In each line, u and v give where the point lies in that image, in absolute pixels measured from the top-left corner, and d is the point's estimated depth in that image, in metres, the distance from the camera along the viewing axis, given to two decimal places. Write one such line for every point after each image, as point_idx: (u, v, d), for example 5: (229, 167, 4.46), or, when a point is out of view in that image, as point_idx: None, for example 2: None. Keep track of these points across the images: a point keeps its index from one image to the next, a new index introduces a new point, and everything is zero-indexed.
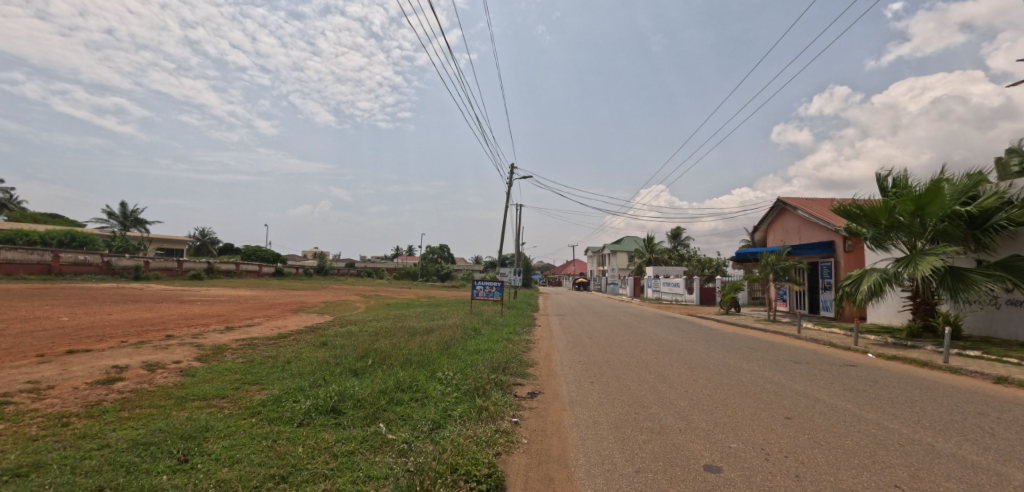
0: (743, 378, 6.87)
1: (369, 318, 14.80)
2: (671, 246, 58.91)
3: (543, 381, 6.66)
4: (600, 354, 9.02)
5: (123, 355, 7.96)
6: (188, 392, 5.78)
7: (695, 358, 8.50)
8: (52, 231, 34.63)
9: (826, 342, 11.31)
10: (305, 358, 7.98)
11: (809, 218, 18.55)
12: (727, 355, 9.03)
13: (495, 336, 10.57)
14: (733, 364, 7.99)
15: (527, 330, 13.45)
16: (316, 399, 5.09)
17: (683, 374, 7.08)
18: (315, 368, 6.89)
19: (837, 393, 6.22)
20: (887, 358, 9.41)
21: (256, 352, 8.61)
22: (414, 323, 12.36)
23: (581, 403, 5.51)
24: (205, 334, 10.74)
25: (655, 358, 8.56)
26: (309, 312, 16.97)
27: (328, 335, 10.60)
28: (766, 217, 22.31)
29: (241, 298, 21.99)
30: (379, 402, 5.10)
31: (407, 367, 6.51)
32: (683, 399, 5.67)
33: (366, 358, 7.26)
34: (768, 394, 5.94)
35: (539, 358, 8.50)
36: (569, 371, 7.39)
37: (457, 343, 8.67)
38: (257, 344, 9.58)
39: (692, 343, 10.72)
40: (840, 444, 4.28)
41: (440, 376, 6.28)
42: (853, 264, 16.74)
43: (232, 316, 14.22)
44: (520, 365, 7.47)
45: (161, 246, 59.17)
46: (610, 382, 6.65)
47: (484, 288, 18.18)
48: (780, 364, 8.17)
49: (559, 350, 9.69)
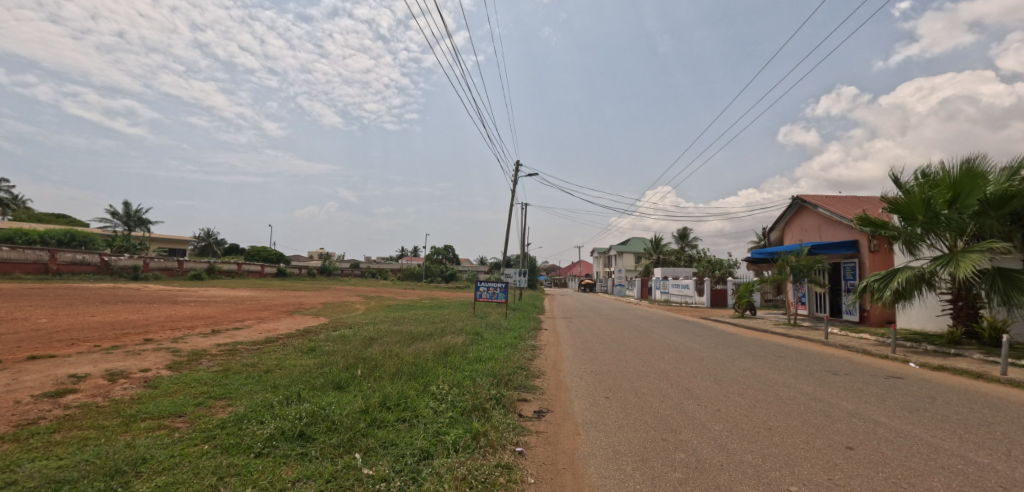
0: (780, 393, 6.00)
1: (367, 320, 14.04)
2: (680, 247, 57.68)
3: (552, 396, 5.85)
4: (614, 363, 8.17)
5: (87, 363, 7.23)
6: (141, 409, 5.02)
7: (719, 369, 7.62)
8: (51, 230, 34.29)
9: (860, 350, 10.33)
10: (286, 366, 7.19)
11: (831, 216, 17.56)
12: (754, 364, 8.15)
13: (499, 342, 9.74)
14: (764, 376, 7.10)
15: (533, 334, 12.60)
16: (282, 422, 4.29)
17: (710, 388, 6.24)
18: (295, 379, 6.13)
19: (894, 414, 5.33)
20: (933, 368, 8.45)
21: (233, 358, 7.85)
22: (412, 327, 11.55)
23: (597, 426, 4.68)
24: (188, 337, 10.02)
25: (675, 368, 7.68)
26: (305, 313, 16.29)
27: (318, 340, 9.82)
28: (783, 216, 21.26)
29: (237, 299, 21.35)
30: (357, 425, 4.27)
31: (397, 380, 5.71)
32: (717, 421, 4.82)
33: (352, 368, 6.46)
34: (816, 416, 5.05)
35: (546, 368, 7.65)
36: (580, 384, 6.59)
37: (454, 351, 7.84)
38: (240, 349, 8.83)
39: (712, 350, 9.81)
40: (927, 486, 3.40)
41: (434, 391, 5.46)
42: (880, 265, 15.72)
43: (223, 318, 13.55)
44: (525, 377, 6.64)
45: (164, 246, 58.96)
46: (629, 397, 5.82)
47: (488, 289, 17.34)
48: (817, 376, 7.27)
49: (567, 358, 8.84)
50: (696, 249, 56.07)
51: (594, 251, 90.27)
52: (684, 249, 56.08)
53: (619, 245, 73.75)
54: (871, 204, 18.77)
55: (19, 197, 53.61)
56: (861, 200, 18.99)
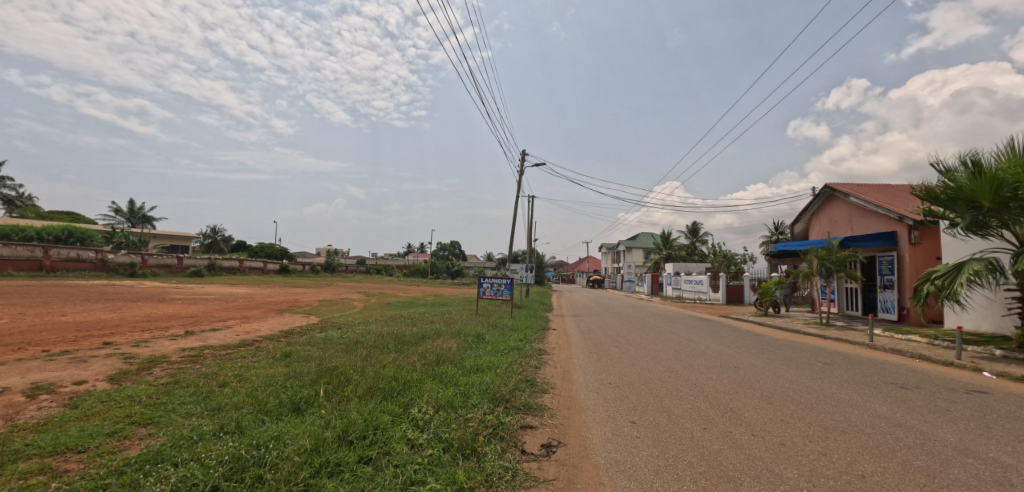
0: (852, 417, 4.76)
1: (360, 320, 12.96)
2: (691, 242, 55.82)
3: (564, 421, 4.63)
4: (634, 372, 6.96)
5: (16, 373, 6.19)
6: (35, 441, 3.91)
7: (762, 381, 6.35)
8: (48, 227, 33.91)
9: (917, 355, 8.92)
10: (247, 378, 6.08)
11: (864, 205, 16.02)
12: (802, 374, 6.89)
13: (501, 346, 8.53)
14: (821, 391, 5.83)
15: (540, 336, 11.37)
16: (193, 468, 3.12)
17: (761, 408, 5.03)
18: (248, 397, 5.01)
19: (1017, 450, 4.03)
20: (1016, 378, 7.08)
21: (190, 367, 6.76)
22: (405, 328, 10.41)
23: (626, 470, 3.47)
24: (155, 340, 9.01)
25: (709, 380, 6.42)
26: (297, 311, 15.33)
27: (297, 344, 8.69)
28: (809, 206, 19.73)
29: (230, 296, 20.47)
30: (297, 474, 3.08)
31: (367, 401, 4.54)
32: (789, 464, 3.59)
33: (318, 383, 5.32)
34: (917, 456, 3.80)
35: (553, 380, 6.42)
36: (598, 400, 5.41)
37: (447, 359, 6.66)
38: (205, 354, 7.75)
39: (745, 356, 8.53)
40: None
41: (415, 417, 4.29)
42: (921, 259, 14.17)
43: (205, 318, 12.62)
44: (530, 394, 5.42)
45: (167, 243, 58.55)
46: (661, 421, 4.60)
47: (491, 286, 16.13)
48: (885, 391, 5.97)
49: (579, 366, 7.61)
50: (707, 244, 54.40)
51: (602, 247, 88.94)
52: (695, 244, 54.44)
53: (628, 240, 72.21)
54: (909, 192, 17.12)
55: (24, 193, 53.53)
56: (897, 187, 17.36)
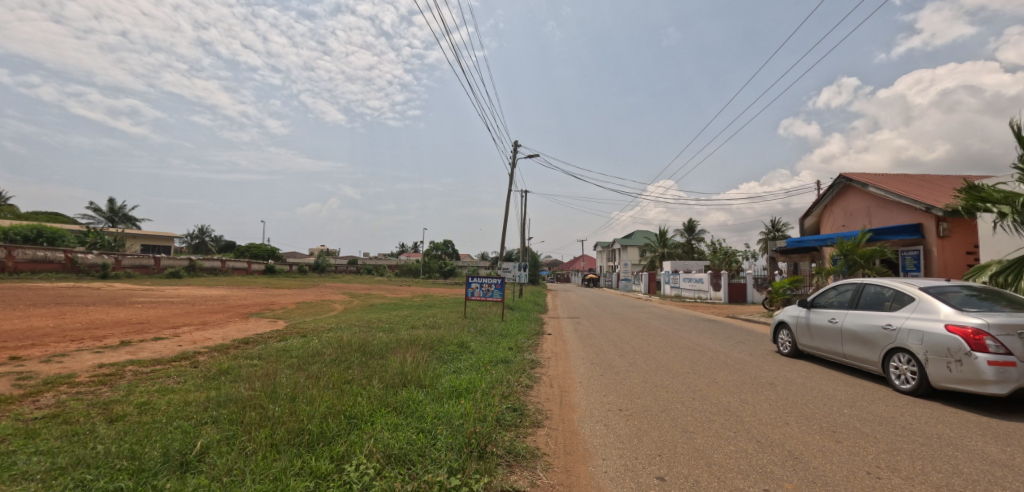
0: (964, 470, 3.42)
1: (332, 325, 11.55)
2: (687, 240, 54.66)
3: (565, 479, 3.25)
4: (648, 393, 5.63)
5: None
6: None
7: (814, 407, 5.00)
8: (17, 226, 32.27)
9: None
10: (153, 410, 4.69)
11: (884, 195, 14.77)
12: (857, 395, 5.56)
13: (485, 358, 7.16)
14: (896, 422, 4.50)
15: (534, 343, 10.02)
16: None
17: (834, 454, 3.68)
18: (127, 444, 3.61)
19: None
20: None
21: (90, 394, 5.36)
22: (378, 335, 9.07)
23: None
24: (76, 354, 7.57)
25: (746, 406, 5.06)
26: (265, 315, 13.92)
27: (243, 357, 7.29)
28: (822, 198, 18.50)
29: (200, 299, 18.92)
30: None
31: (276, 454, 3.11)
32: None
33: (225, 419, 3.88)
34: None
35: (548, 405, 5.08)
36: (609, 439, 4.05)
37: (413, 380, 5.26)
38: (124, 374, 6.36)
39: (774, 367, 7.21)
40: None
41: (346, 481, 2.88)
42: (951, 254, 12.89)
43: (156, 324, 11.17)
44: (516, 434, 4.00)
45: (149, 243, 56.57)
46: (702, 478, 3.26)
47: (481, 287, 14.77)
48: (979, 420, 4.61)
49: (580, 383, 6.24)
50: (704, 242, 53.29)
51: (596, 246, 87.81)
52: (692, 242, 53.40)
53: (623, 239, 71.17)
54: (932, 181, 15.84)
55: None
56: (917, 177, 16.12)
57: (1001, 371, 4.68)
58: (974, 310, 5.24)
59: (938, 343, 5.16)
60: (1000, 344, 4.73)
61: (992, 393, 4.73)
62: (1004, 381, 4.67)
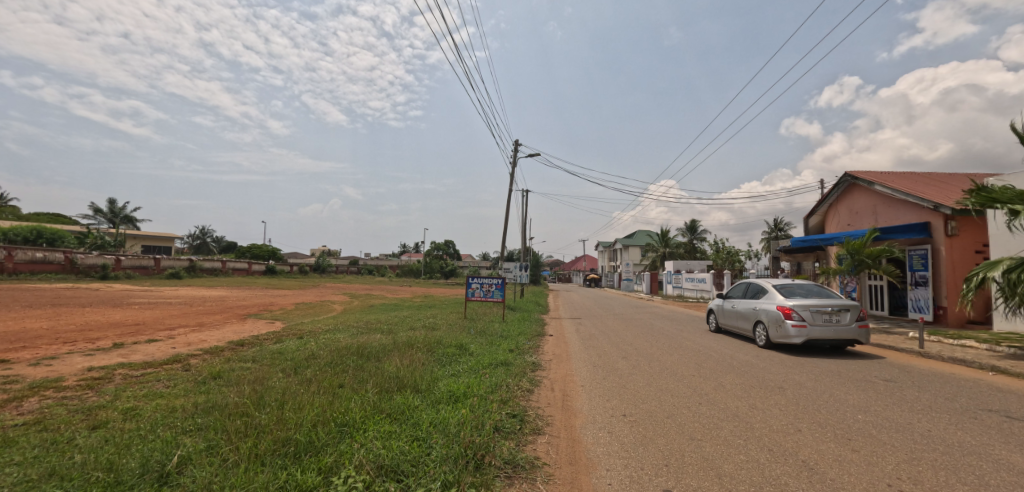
0: (992, 482, 3.22)
1: (329, 326, 11.37)
2: (689, 240, 54.33)
3: None
4: (652, 398, 5.43)
5: None
6: None
7: (826, 412, 4.80)
8: (16, 227, 32.18)
9: (988, 365, 7.37)
10: (138, 417, 4.50)
11: (891, 194, 14.54)
12: (870, 399, 5.36)
13: (484, 361, 6.96)
14: (914, 429, 4.30)
15: (534, 344, 9.83)
16: None
17: (852, 464, 3.48)
18: (105, 454, 3.42)
19: None
20: None
21: (75, 399, 5.18)
22: (375, 337, 8.89)
23: None
24: (65, 357, 7.40)
25: (755, 411, 4.86)
26: (262, 316, 13.74)
27: (236, 360, 7.12)
28: (826, 197, 18.26)
29: (197, 299, 18.75)
30: None
31: (258, 467, 2.90)
32: None
33: (209, 427, 3.68)
34: None
35: (549, 411, 4.89)
36: (613, 447, 3.85)
37: (408, 385, 5.06)
38: (113, 377, 6.18)
39: (782, 370, 7.00)
40: None
41: None
42: (959, 253, 12.66)
43: (151, 325, 11.00)
44: (515, 444, 3.79)
45: (150, 244, 56.53)
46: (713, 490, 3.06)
47: (481, 287, 14.57)
48: (1001, 427, 4.39)
49: (582, 387, 6.03)
50: (706, 242, 52.97)
51: (597, 246, 87.48)
52: (693, 242, 53.10)
53: (625, 239, 70.88)
54: (939, 179, 15.59)
55: None
56: (924, 175, 15.87)
57: (798, 329, 8.63)
58: (798, 298, 9.15)
59: (775, 317, 9.03)
60: (799, 315, 8.70)
61: (794, 341, 8.60)
62: (799, 334, 8.60)
